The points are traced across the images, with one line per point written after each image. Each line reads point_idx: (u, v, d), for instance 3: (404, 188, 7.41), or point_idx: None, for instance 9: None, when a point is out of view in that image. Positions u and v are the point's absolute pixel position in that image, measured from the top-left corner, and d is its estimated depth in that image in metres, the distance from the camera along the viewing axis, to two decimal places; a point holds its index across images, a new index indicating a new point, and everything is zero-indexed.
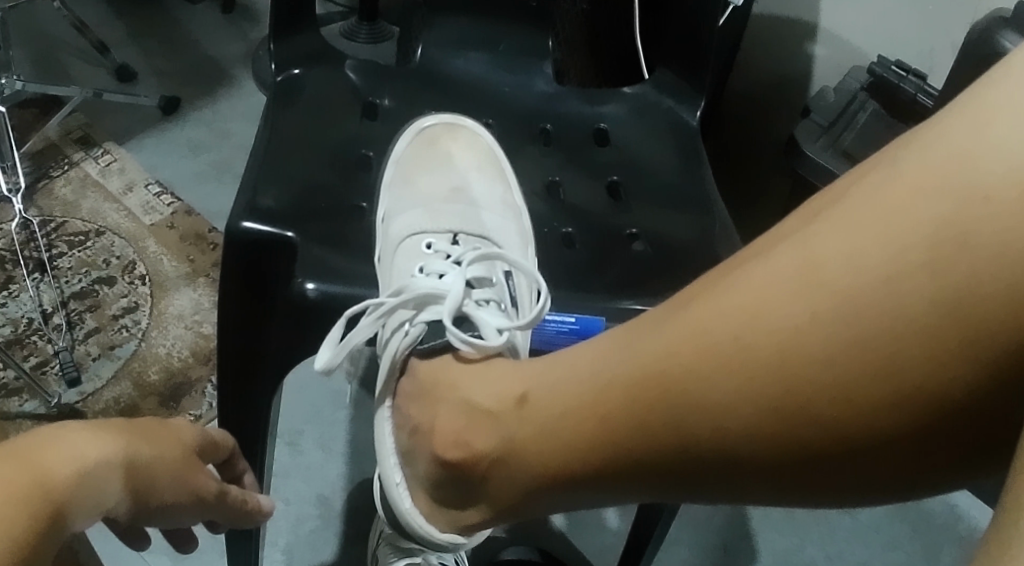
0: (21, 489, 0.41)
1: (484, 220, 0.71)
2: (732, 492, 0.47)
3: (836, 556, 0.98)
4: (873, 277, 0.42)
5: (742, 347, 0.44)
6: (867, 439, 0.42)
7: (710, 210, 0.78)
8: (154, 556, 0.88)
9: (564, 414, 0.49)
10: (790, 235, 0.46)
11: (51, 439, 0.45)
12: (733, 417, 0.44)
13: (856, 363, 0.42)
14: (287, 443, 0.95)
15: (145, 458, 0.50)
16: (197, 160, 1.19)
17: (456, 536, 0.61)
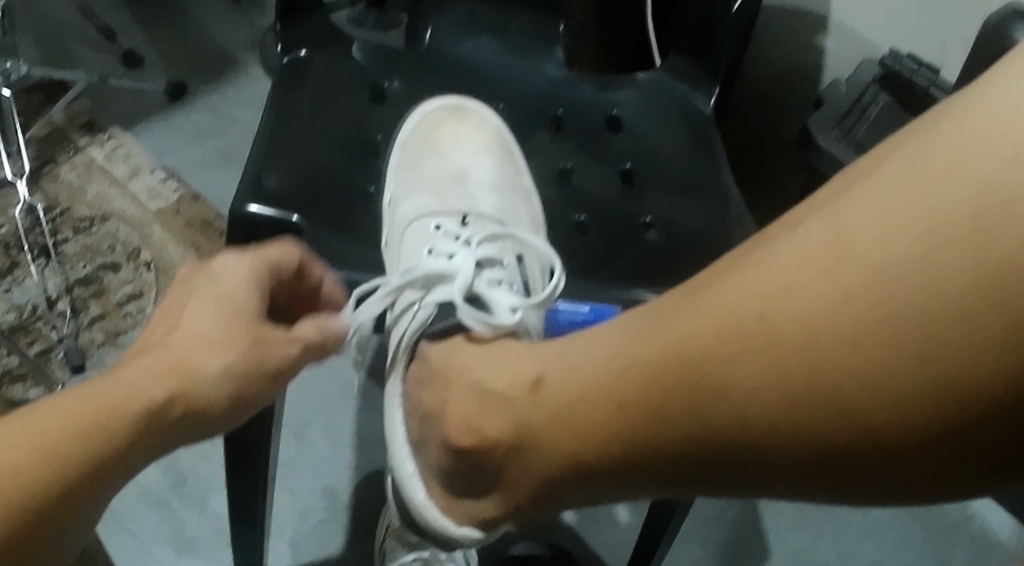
0: (65, 437, 0.45)
1: (493, 201, 0.71)
2: (753, 485, 0.45)
3: (848, 556, 0.97)
4: (907, 253, 0.40)
5: (769, 328, 0.43)
6: (897, 429, 0.40)
7: (726, 201, 0.75)
8: (159, 548, 0.86)
9: (580, 398, 0.48)
10: (820, 211, 0.44)
11: (106, 396, 0.48)
12: (756, 404, 0.43)
13: (886, 344, 0.40)
14: (292, 433, 0.93)
15: (214, 381, 0.51)
16: (204, 149, 1.17)
17: (474, 531, 0.58)
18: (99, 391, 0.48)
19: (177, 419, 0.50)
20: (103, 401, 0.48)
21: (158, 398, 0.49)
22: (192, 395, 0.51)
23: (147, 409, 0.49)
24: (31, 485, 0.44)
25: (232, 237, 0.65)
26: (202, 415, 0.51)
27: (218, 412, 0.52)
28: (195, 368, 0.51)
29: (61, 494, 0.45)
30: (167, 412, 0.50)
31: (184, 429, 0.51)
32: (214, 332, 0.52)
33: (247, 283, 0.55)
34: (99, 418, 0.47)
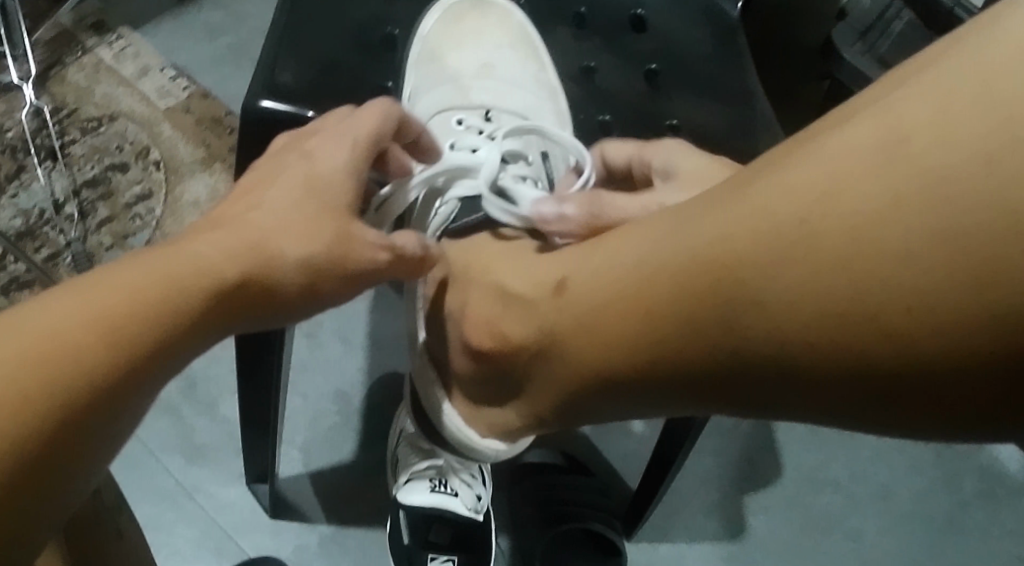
0: (120, 312, 0.40)
1: (518, 98, 0.69)
2: (782, 405, 0.42)
3: (859, 476, 0.95)
4: (970, 157, 0.35)
5: (811, 235, 0.39)
6: (946, 357, 0.36)
7: (755, 106, 0.71)
8: (167, 457, 0.85)
9: (606, 304, 0.45)
10: (873, 106, 0.40)
11: (177, 269, 0.42)
12: (789, 319, 0.39)
13: (943, 259, 0.35)
14: (304, 335, 0.92)
15: (292, 266, 0.46)
16: (214, 45, 1.12)
17: (496, 443, 0.58)
18: (175, 259, 0.42)
19: (246, 303, 0.45)
20: (181, 269, 0.42)
21: (234, 278, 0.44)
22: (268, 277, 0.45)
23: (221, 288, 0.43)
24: (100, 354, 0.38)
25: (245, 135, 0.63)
26: (269, 303, 0.46)
27: (290, 300, 0.47)
28: (269, 245, 0.45)
29: (128, 370, 0.39)
30: (236, 295, 0.44)
31: (251, 317, 0.45)
32: (301, 217, 0.47)
33: (341, 169, 0.50)
34: (170, 289, 0.41)
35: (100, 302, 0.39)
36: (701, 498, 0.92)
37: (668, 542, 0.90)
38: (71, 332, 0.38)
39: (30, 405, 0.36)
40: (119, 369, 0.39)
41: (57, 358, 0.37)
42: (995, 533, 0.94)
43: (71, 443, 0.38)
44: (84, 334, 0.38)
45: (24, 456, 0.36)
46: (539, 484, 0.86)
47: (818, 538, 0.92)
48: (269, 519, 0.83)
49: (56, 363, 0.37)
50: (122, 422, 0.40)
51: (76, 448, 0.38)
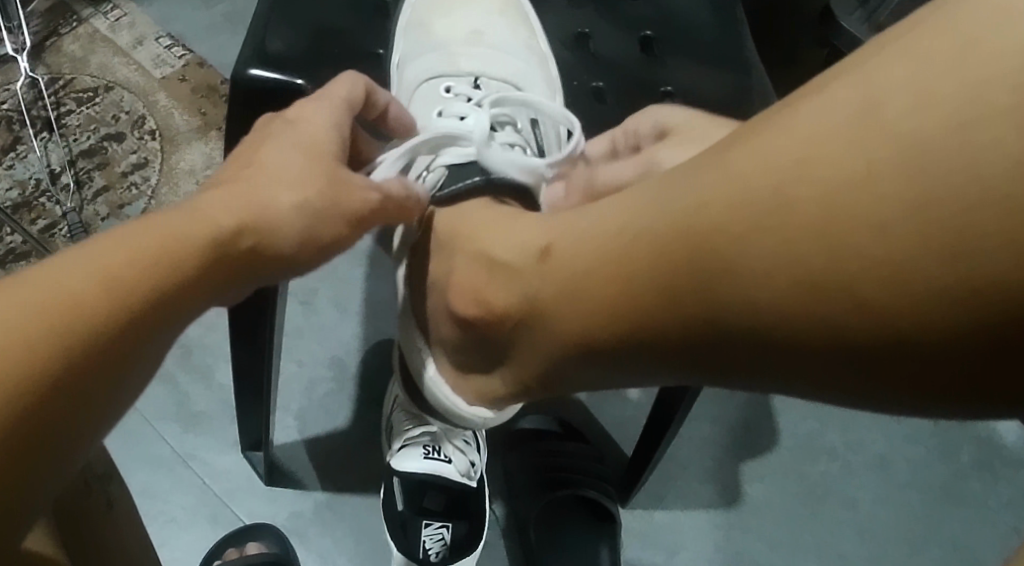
0: (118, 266, 0.39)
1: (508, 65, 0.68)
2: (761, 379, 0.40)
3: (856, 446, 0.96)
4: (945, 123, 0.34)
5: (785, 202, 0.37)
6: (920, 331, 0.35)
7: (750, 73, 0.70)
8: (163, 423, 0.86)
9: (581, 272, 0.44)
10: (854, 69, 0.38)
11: (171, 224, 0.42)
12: (764, 289, 0.37)
13: (919, 228, 0.34)
14: (299, 301, 0.93)
15: (289, 215, 0.45)
16: (211, 12, 1.12)
17: (483, 410, 0.58)
18: (169, 222, 0.42)
19: (239, 261, 0.44)
20: (176, 232, 0.41)
21: (230, 228, 0.43)
22: (264, 237, 0.45)
23: (217, 248, 0.42)
24: (102, 314, 0.38)
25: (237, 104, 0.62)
26: (264, 265, 0.45)
27: (286, 263, 0.46)
28: (264, 207, 0.45)
29: (131, 323, 0.38)
30: (234, 257, 0.43)
31: (245, 281, 0.45)
32: (297, 171, 0.47)
33: (332, 133, 0.50)
34: (166, 250, 0.41)
35: (98, 263, 0.38)
36: (695, 466, 0.93)
37: (664, 508, 0.90)
38: (73, 291, 0.37)
39: (35, 365, 0.35)
40: (121, 329, 0.38)
41: (58, 317, 0.36)
42: (991, 502, 0.94)
43: (75, 406, 0.37)
44: (86, 293, 0.37)
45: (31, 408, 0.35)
46: (533, 450, 0.86)
47: (815, 505, 0.92)
48: (264, 486, 0.84)
49: (59, 323, 0.36)
50: (124, 387, 0.39)
51: (81, 415, 0.37)
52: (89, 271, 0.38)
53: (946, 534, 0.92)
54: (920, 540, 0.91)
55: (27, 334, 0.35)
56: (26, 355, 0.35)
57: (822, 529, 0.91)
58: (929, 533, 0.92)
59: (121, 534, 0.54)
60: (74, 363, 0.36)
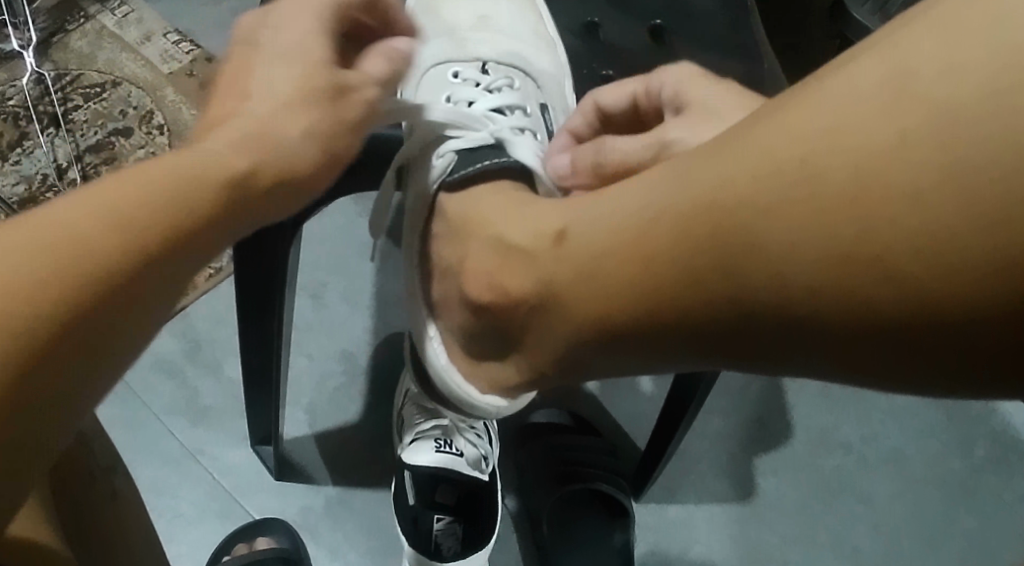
0: (148, 196, 0.35)
1: (517, 51, 0.66)
2: (790, 359, 0.39)
3: (872, 438, 0.95)
4: (979, 91, 0.33)
5: (815, 173, 0.36)
6: (960, 310, 0.33)
7: (760, 60, 0.69)
8: (172, 418, 0.85)
9: (605, 252, 0.42)
10: (882, 39, 0.37)
11: (212, 154, 0.39)
12: (794, 265, 0.36)
13: (951, 200, 0.33)
14: (309, 295, 0.92)
15: (297, 129, 0.42)
16: (219, 8, 1.12)
17: (497, 399, 0.56)
18: (200, 152, 0.39)
19: (254, 200, 0.39)
20: (139, 177, 0.36)
21: (246, 167, 0.39)
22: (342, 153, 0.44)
23: (281, 172, 0.41)
24: (110, 262, 0.33)
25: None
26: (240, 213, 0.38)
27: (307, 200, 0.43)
28: (277, 129, 0.41)
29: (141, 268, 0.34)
30: (256, 188, 0.39)
31: (258, 226, 0.40)
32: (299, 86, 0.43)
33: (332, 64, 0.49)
34: (115, 201, 0.34)
35: (60, 203, 0.34)
36: (709, 459, 0.92)
37: (678, 503, 0.89)
38: (143, 187, 0.35)
39: (71, 296, 0.32)
40: (124, 287, 0.34)
41: (92, 242, 0.33)
42: (1008, 496, 0.93)
43: (108, 345, 0.34)
44: (99, 222, 0.33)
45: (42, 345, 0.31)
46: (542, 445, 0.86)
47: (830, 498, 0.91)
48: (274, 481, 0.84)
49: (64, 259, 0.32)
50: (100, 361, 0.33)
51: (116, 354, 0.34)
52: (65, 208, 0.34)
53: (962, 527, 0.91)
54: (936, 533, 0.90)
55: (37, 271, 0.31)
56: (23, 283, 0.31)
57: (838, 522, 0.90)
58: (945, 526, 0.90)
59: (128, 525, 0.53)
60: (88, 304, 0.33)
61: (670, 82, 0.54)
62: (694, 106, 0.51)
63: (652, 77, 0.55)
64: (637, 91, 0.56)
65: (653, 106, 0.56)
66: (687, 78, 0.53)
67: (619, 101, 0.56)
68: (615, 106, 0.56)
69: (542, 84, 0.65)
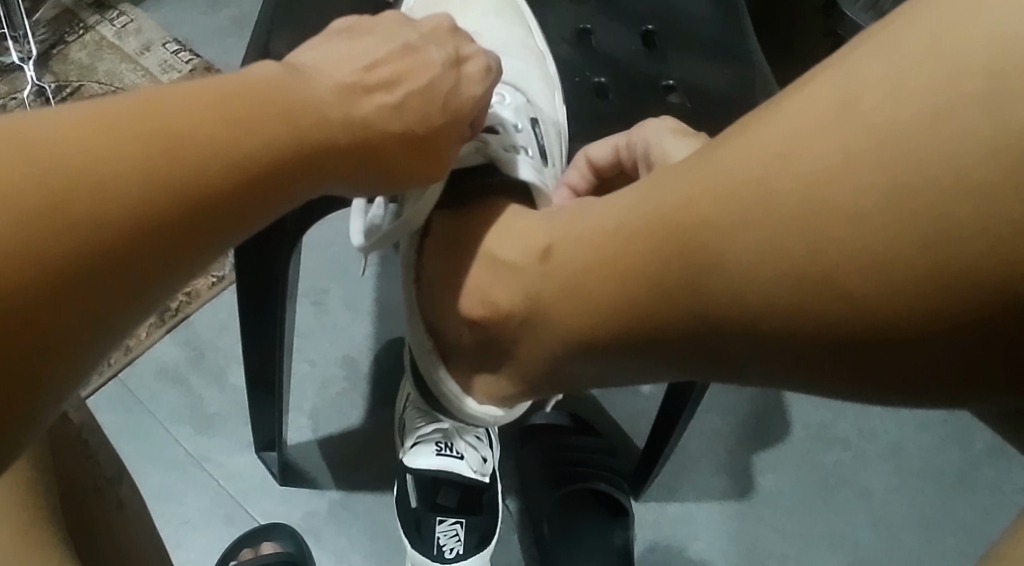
0: (254, 134, 0.38)
1: (508, 66, 0.65)
2: (757, 369, 0.40)
3: (868, 433, 0.96)
4: (919, 112, 0.34)
5: (769, 193, 0.37)
6: (907, 322, 0.35)
7: (749, 59, 0.70)
8: (177, 426, 0.86)
9: (579, 268, 0.44)
10: (833, 60, 0.38)
11: (318, 105, 0.42)
12: (754, 282, 0.37)
13: (896, 219, 0.34)
14: (311, 302, 0.93)
15: (392, 115, 0.46)
16: (217, 17, 1.13)
17: (493, 408, 0.58)
18: (243, 86, 0.39)
19: (336, 158, 0.43)
20: (181, 112, 0.37)
21: (336, 130, 0.42)
22: (396, 134, 0.46)
23: (318, 138, 0.41)
24: (205, 183, 0.36)
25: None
26: (278, 169, 0.39)
27: (344, 166, 0.44)
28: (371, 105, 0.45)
29: (228, 195, 0.37)
30: (290, 147, 0.40)
31: (293, 189, 0.41)
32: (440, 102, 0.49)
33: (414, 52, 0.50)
34: (148, 136, 0.35)
35: (86, 123, 0.34)
36: (708, 456, 0.93)
37: (677, 501, 0.91)
38: (249, 121, 0.38)
39: (167, 206, 0.35)
40: (211, 208, 0.37)
41: (198, 161, 0.36)
42: (1006, 488, 0.94)
43: (107, 291, 0.34)
44: (207, 145, 0.36)
45: (124, 244, 0.34)
46: (544, 446, 0.87)
47: (827, 493, 0.92)
48: (278, 486, 0.85)
49: (81, 197, 0.33)
50: (173, 270, 0.37)
51: (161, 277, 0.36)
52: (93, 135, 0.34)
53: (958, 519, 0.92)
54: (933, 526, 0.91)
55: (142, 176, 0.34)
56: (127, 189, 0.34)
57: (835, 518, 0.91)
58: (941, 519, 0.92)
59: (136, 534, 0.55)
60: (96, 239, 0.33)
61: (644, 136, 0.58)
62: (653, 157, 0.56)
63: (631, 132, 0.60)
64: (619, 144, 0.61)
65: (631, 159, 0.61)
66: (660, 133, 0.57)
67: (605, 154, 0.62)
68: (602, 160, 0.62)
69: (533, 97, 0.64)
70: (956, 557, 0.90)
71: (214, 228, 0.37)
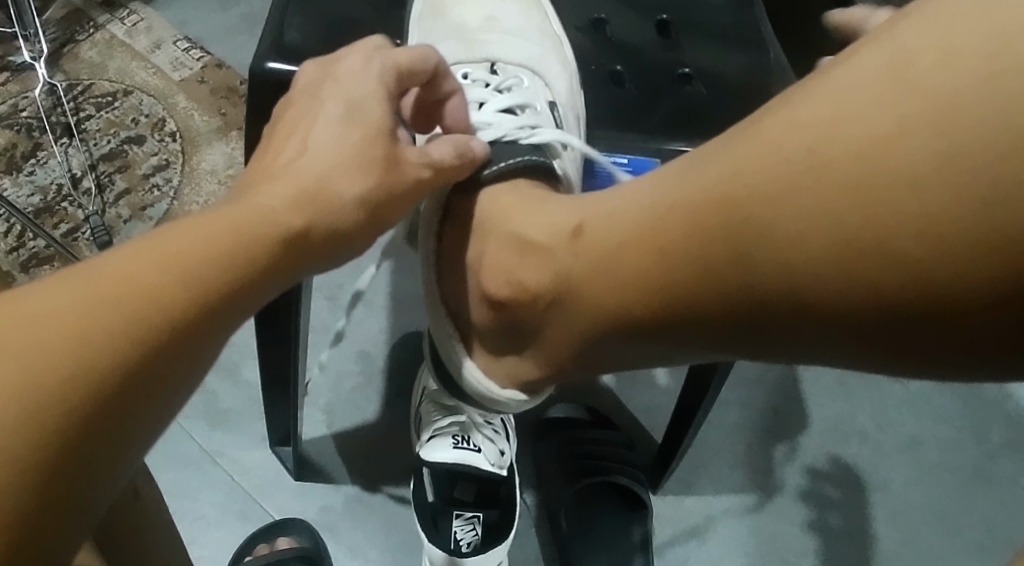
0: (111, 322, 0.34)
1: (525, 49, 0.65)
2: (798, 343, 0.40)
3: (887, 426, 0.95)
4: (972, 74, 0.33)
5: (819, 163, 0.36)
6: (965, 289, 0.34)
7: (767, 52, 0.68)
8: (190, 422, 0.86)
9: (618, 247, 0.43)
10: (877, 30, 0.37)
11: (136, 261, 0.36)
12: (804, 254, 0.37)
13: (951, 185, 0.34)
14: (325, 297, 0.93)
15: (249, 219, 0.41)
16: (226, 15, 1.12)
17: (517, 393, 0.57)
18: (95, 278, 0.35)
19: (222, 287, 0.38)
20: (66, 332, 0.33)
21: (184, 278, 0.37)
22: (271, 258, 0.41)
23: (196, 281, 0.37)
24: (107, 378, 0.34)
25: (258, 98, 0.61)
26: (170, 339, 0.36)
27: (273, 276, 0.41)
28: (232, 219, 0.40)
29: (137, 368, 0.35)
30: (173, 299, 0.36)
31: (193, 337, 0.37)
32: (334, 155, 0.46)
33: (290, 169, 0.45)
34: (68, 375, 0.33)
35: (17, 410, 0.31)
36: (727, 450, 0.92)
37: (695, 495, 0.90)
38: (94, 318, 0.34)
39: (71, 417, 0.33)
40: (129, 376, 0.34)
41: (95, 366, 0.33)
42: None
43: (76, 484, 0.33)
44: (69, 351, 0.33)
45: (63, 450, 0.32)
46: (562, 440, 0.86)
47: (845, 488, 0.91)
48: (294, 481, 0.84)
49: (38, 434, 0.32)
50: (131, 432, 0.35)
51: (113, 447, 0.35)
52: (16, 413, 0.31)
53: (977, 512, 0.91)
54: (952, 521, 0.90)
55: (53, 389, 0.32)
56: (47, 408, 0.32)
57: (855, 512, 0.90)
58: (960, 513, 0.91)
59: (152, 523, 0.54)
60: (17, 499, 0.31)
61: None
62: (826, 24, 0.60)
63: None
64: None
65: None
66: None
67: None
68: None
69: (550, 81, 0.63)
70: (978, 550, 0.89)
71: (142, 409, 0.35)
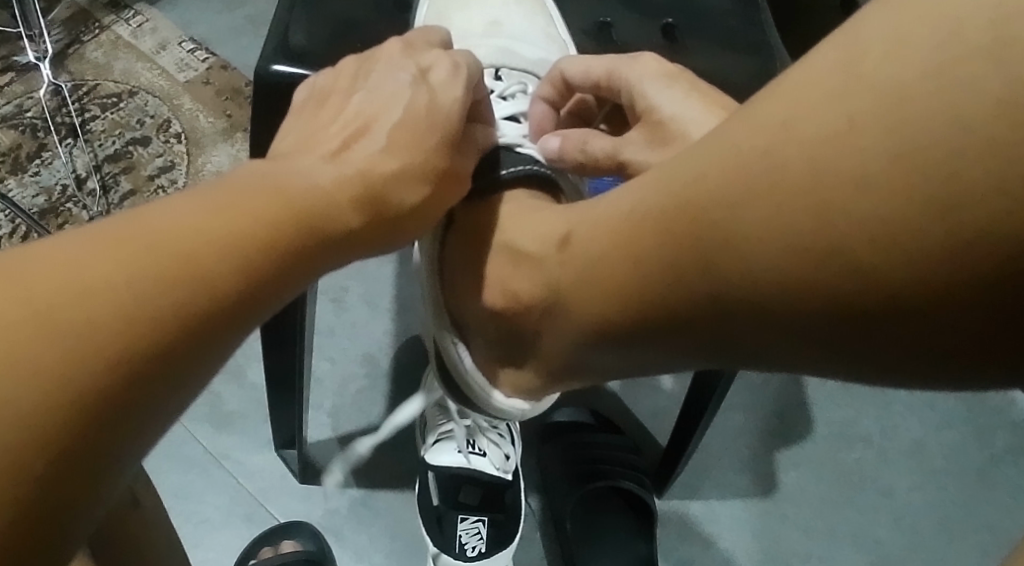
0: (165, 278, 0.34)
1: (528, 54, 0.65)
2: (768, 352, 0.39)
3: (890, 432, 0.95)
4: (923, 70, 0.32)
5: (774, 165, 0.36)
6: (923, 291, 0.33)
7: (772, 57, 0.67)
8: (195, 425, 0.86)
9: (599, 253, 0.43)
10: (839, 28, 0.37)
11: (193, 220, 0.36)
12: (763, 259, 0.36)
13: (899, 185, 0.33)
14: (330, 300, 0.93)
15: (299, 194, 0.41)
16: (232, 16, 1.12)
17: (520, 402, 0.57)
18: (152, 232, 0.35)
19: (271, 256, 0.38)
20: (121, 282, 0.33)
21: (237, 241, 0.37)
22: (316, 236, 0.40)
23: (249, 245, 0.37)
24: (158, 334, 0.33)
25: (263, 103, 0.61)
26: (220, 302, 0.35)
27: (317, 256, 0.41)
28: (285, 192, 0.40)
29: (186, 328, 0.34)
30: (227, 261, 0.36)
31: (240, 302, 0.36)
32: (397, 149, 0.47)
33: (347, 152, 0.46)
34: (120, 326, 0.32)
35: (66, 355, 0.31)
36: (732, 453, 0.92)
37: (700, 499, 0.90)
38: (151, 272, 0.34)
39: (120, 369, 0.32)
40: (179, 336, 0.34)
41: (148, 320, 0.33)
42: None
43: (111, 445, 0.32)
44: (125, 302, 0.33)
45: (105, 405, 0.32)
46: (567, 443, 0.86)
47: (848, 492, 0.91)
48: (299, 484, 0.84)
49: (84, 383, 0.31)
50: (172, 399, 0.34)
51: (152, 411, 0.34)
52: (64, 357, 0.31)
53: (981, 518, 0.91)
54: (956, 527, 0.90)
55: (104, 339, 0.32)
56: (95, 356, 0.32)
57: (859, 516, 0.90)
58: (963, 519, 0.90)
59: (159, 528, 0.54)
60: (42, 453, 0.30)
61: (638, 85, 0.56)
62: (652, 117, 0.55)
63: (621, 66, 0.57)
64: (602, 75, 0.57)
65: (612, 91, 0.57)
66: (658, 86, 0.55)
67: (587, 78, 0.58)
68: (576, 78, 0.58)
69: None
70: (982, 557, 0.88)
71: (186, 374, 0.35)
